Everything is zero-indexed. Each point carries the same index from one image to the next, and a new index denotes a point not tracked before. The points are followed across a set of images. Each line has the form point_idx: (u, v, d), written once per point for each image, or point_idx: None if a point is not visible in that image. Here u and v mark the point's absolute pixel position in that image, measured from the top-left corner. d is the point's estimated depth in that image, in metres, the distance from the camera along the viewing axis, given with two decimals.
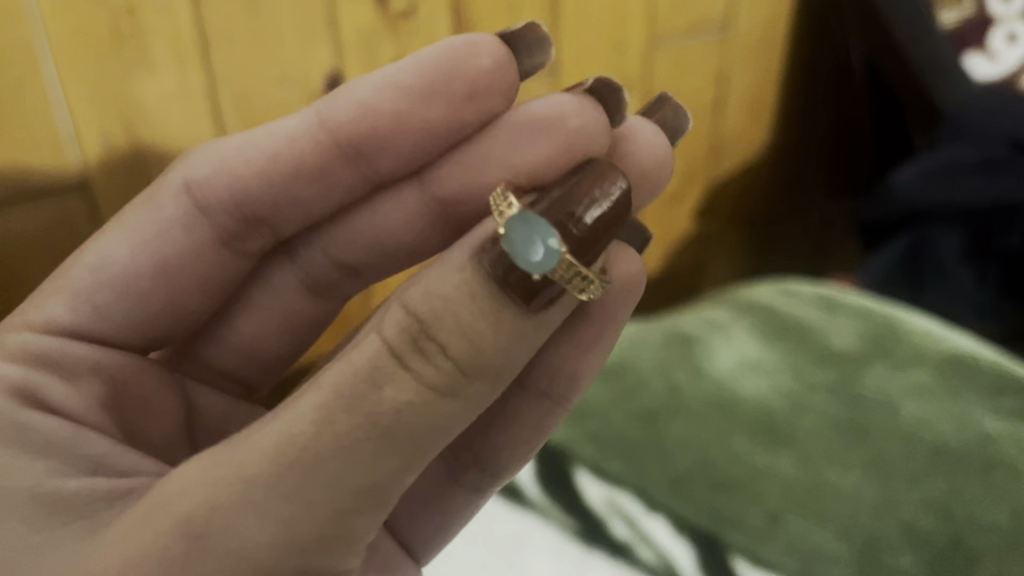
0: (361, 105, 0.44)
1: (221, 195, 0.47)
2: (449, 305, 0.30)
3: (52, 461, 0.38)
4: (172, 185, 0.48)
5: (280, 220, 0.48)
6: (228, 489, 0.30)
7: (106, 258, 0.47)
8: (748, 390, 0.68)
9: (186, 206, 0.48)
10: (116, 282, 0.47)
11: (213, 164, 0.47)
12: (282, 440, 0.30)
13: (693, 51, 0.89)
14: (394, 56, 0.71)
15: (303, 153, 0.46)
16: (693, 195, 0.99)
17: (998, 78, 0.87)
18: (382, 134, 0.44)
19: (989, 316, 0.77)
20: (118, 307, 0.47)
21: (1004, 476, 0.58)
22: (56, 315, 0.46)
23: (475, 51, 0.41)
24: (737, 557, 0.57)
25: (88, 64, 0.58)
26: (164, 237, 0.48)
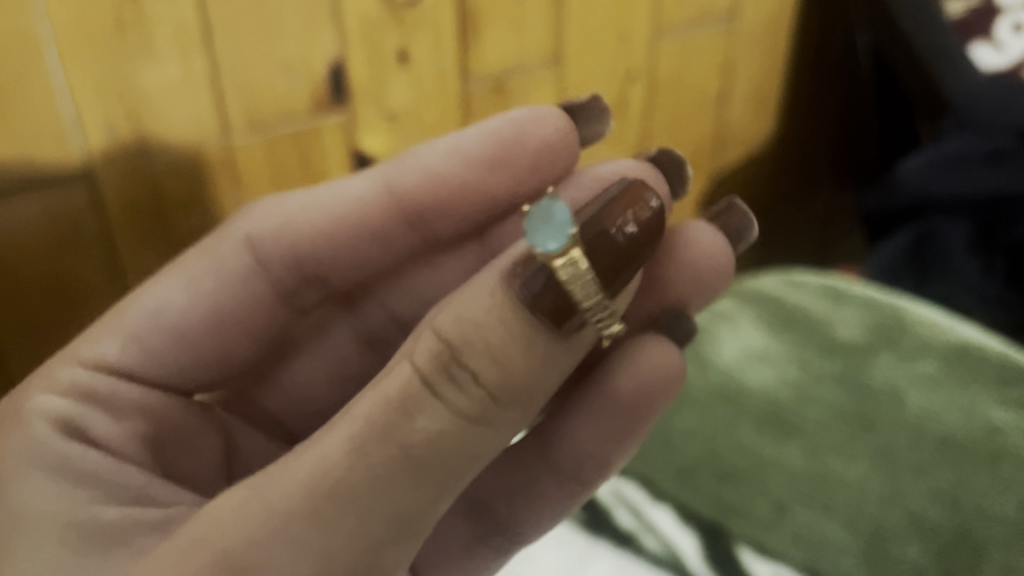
0: (429, 172, 0.49)
1: (283, 256, 0.49)
2: (483, 335, 0.30)
3: (93, 491, 0.38)
4: (234, 237, 0.49)
5: (334, 274, 0.51)
6: (264, 522, 0.30)
7: (165, 303, 0.47)
8: (754, 380, 0.68)
9: (247, 258, 0.49)
10: (172, 327, 0.47)
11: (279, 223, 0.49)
12: (315, 472, 0.30)
13: (698, 41, 0.89)
14: (399, 45, 0.70)
15: (366, 215, 0.50)
16: (698, 185, 0.99)
17: (1004, 68, 0.83)
18: (445, 200, 0.50)
19: (997, 308, 0.78)
20: (167, 351, 0.47)
21: (1011, 467, 0.58)
22: (103, 351, 0.45)
23: (542, 126, 0.47)
24: (741, 545, 0.57)
25: (92, 52, 0.58)
26: (223, 287, 0.48)
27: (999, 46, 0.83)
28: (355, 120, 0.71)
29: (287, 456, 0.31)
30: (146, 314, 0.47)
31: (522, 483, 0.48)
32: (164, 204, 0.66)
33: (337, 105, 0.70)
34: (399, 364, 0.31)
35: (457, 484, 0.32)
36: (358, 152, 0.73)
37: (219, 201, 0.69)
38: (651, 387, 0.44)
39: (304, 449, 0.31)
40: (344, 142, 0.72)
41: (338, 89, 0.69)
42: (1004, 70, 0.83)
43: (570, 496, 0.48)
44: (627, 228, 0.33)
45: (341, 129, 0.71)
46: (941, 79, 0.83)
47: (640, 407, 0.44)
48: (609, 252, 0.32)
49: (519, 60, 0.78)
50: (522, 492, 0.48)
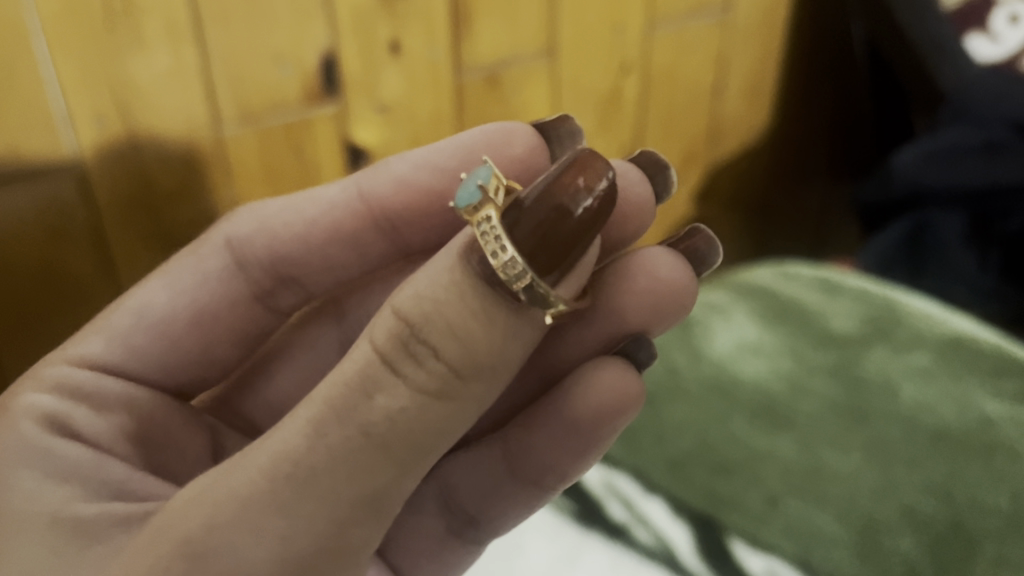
0: (398, 182, 0.47)
1: (262, 257, 0.49)
2: (437, 313, 0.30)
3: (75, 487, 0.38)
4: (214, 239, 0.49)
5: (311, 278, 0.50)
6: (227, 507, 0.30)
7: (147, 304, 0.47)
8: (747, 372, 0.68)
9: (226, 260, 0.49)
10: (156, 326, 0.47)
11: (254, 221, 0.49)
12: (275, 457, 0.30)
13: (693, 33, 0.88)
14: (391, 36, 0.69)
15: (339, 222, 0.48)
16: (693, 177, 0.98)
17: (1001, 59, 0.83)
18: (417, 210, 0.47)
19: (990, 299, 0.78)
20: (154, 350, 0.47)
21: (1005, 459, 0.58)
22: (87, 347, 0.46)
23: (510, 142, 0.44)
24: (734, 538, 0.57)
25: (81, 42, 0.57)
26: (201, 287, 0.48)
27: (995, 38, 0.84)
28: (346, 111, 0.71)
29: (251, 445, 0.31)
30: (123, 313, 0.47)
31: (486, 484, 0.47)
32: (155, 198, 0.66)
33: (329, 96, 0.69)
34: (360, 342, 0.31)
35: (422, 463, 0.31)
36: (350, 144, 0.73)
37: (210, 194, 0.68)
38: (605, 411, 0.41)
39: (267, 436, 0.31)
40: (335, 133, 0.72)
41: (330, 80, 0.69)
42: (998, 63, 0.83)
43: (539, 497, 0.47)
44: (577, 203, 0.31)
45: (333, 120, 0.71)
46: (936, 71, 0.83)
47: (596, 427, 0.42)
48: (548, 223, 0.31)
49: (512, 52, 0.77)
50: (486, 491, 0.47)
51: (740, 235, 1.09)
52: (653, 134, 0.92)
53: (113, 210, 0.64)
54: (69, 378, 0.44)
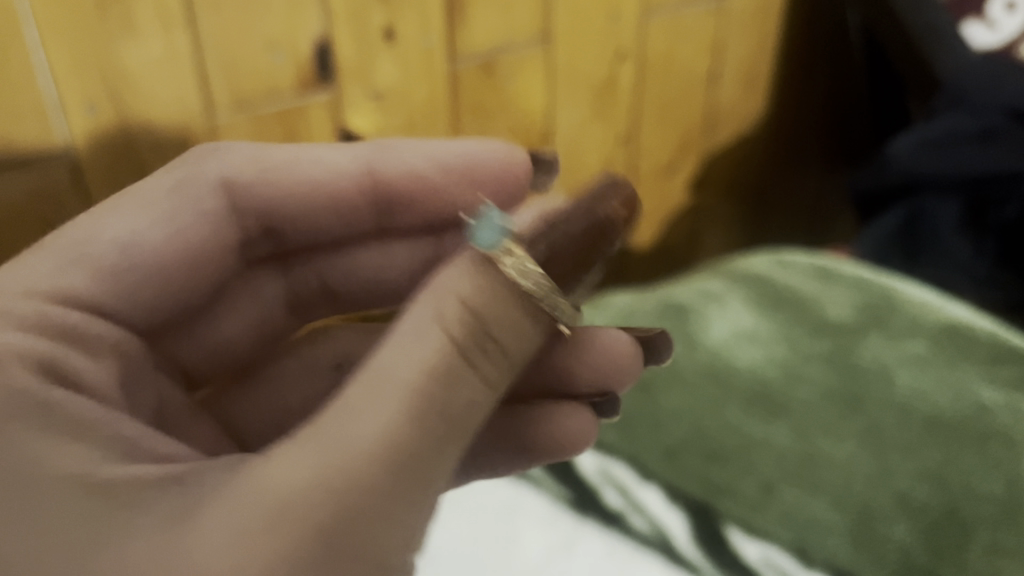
0: (409, 170, 0.51)
1: (256, 202, 0.49)
2: (490, 316, 0.33)
3: (82, 446, 0.32)
4: (210, 176, 0.47)
5: (297, 229, 0.52)
6: (349, 495, 0.29)
7: (138, 237, 0.43)
8: (742, 360, 0.68)
9: (222, 199, 0.47)
10: (149, 262, 0.44)
11: (229, 162, 0.48)
12: (388, 446, 0.30)
13: (688, 20, 0.88)
14: (385, 23, 0.69)
15: (340, 190, 0.50)
16: (688, 165, 0.99)
17: (997, 46, 0.84)
18: (415, 196, 0.52)
19: (988, 287, 0.78)
20: (146, 288, 0.44)
21: (999, 446, 0.58)
22: (74, 283, 0.41)
23: (512, 170, 0.51)
24: (730, 526, 0.57)
25: (70, 28, 0.57)
26: (194, 224, 0.46)
27: (991, 25, 0.85)
28: (341, 98, 0.70)
29: (316, 426, 0.30)
30: (92, 242, 0.42)
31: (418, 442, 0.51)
32: None
33: (322, 83, 0.69)
34: (428, 334, 0.32)
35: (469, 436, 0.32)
36: (345, 132, 0.72)
37: None
38: (576, 437, 0.49)
39: (337, 424, 0.30)
40: (329, 121, 0.71)
41: (323, 66, 0.68)
42: (996, 48, 0.84)
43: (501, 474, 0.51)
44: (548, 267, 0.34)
45: (327, 107, 0.70)
46: (932, 59, 0.83)
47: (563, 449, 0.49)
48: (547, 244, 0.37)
49: (506, 39, 0.77)
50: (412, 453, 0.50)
51: (735, 223, 1.08)
52: (648, 123, 0.91)
53: (105, 198, 0.64)
54: (40, 296, 0.39)
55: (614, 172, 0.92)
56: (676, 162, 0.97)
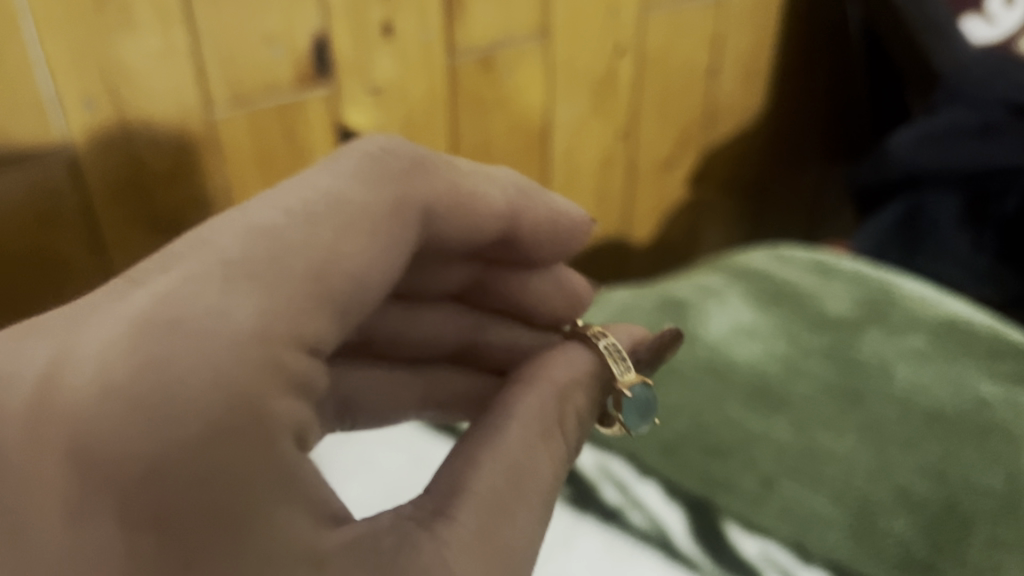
0: (549, 212, 0.46)
1: (395, 194, 0.38)
2: (588, 415, 0.41)
3: (298, 510, 0.29)
4: (351, 155, 0.39)
5: (432, 229, 0.41)
6: (516, 542, 0.33)
7: (314, 239, 0.34)
8: (742, 354, 0.68)
9: (354, 191, 0.37)
10: (323, 277, 0.34)
11: (365, 185, 0.38)
12: (528, 505, 0.34)
13: (687, 15, 0.88)
14: (383, 18, 0.69)
15: (488, 210, 0.43)
16: (687, 159, 0.99)
17: (996, 40, 0.84)
18: (538, 234, 0.47)
19: (986, 282, 0.77)
20: (300, 306, 0.33)
21: (999, 440, 0.58)
22: (304, 328, 0.32)
23: (579, 228, 0.48)
24: (729, 521, 0.57)
25: (67, 24, 0.57)
26: (351, 223, 0.36)
27: (990, 20, 0.84)
28: (340, 93, 0.70)
29: (485, 502, 0.33)
30: (293, 256, 0.33)
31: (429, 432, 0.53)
32: (147, 182, 0.65)
33: (320, 78, 0.69)
34: (552, 432, 0.38)
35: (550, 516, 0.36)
36: (343, 128, 0.72)
37: (203, 178, 0.68)
38: None
39: (503, 511, 0.33)
40: (327, 117, 0.71)
41: (322, 61, 0.68)
42: (995, 43, 0.84)
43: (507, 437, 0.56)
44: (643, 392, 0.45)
45: (325, 103, 0.70)
46: (931, 52, 0.82)
47: None
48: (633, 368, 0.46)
49: (505, 34, 0.77)
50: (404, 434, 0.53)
51: (733, 218, 1.08)
52: (647, 118, 0.91)
53: (103, 194, 0.64)
54: (270, 325, 0.31)
55: (614, 167, 0.92)
56: (676, 157, 0.97)
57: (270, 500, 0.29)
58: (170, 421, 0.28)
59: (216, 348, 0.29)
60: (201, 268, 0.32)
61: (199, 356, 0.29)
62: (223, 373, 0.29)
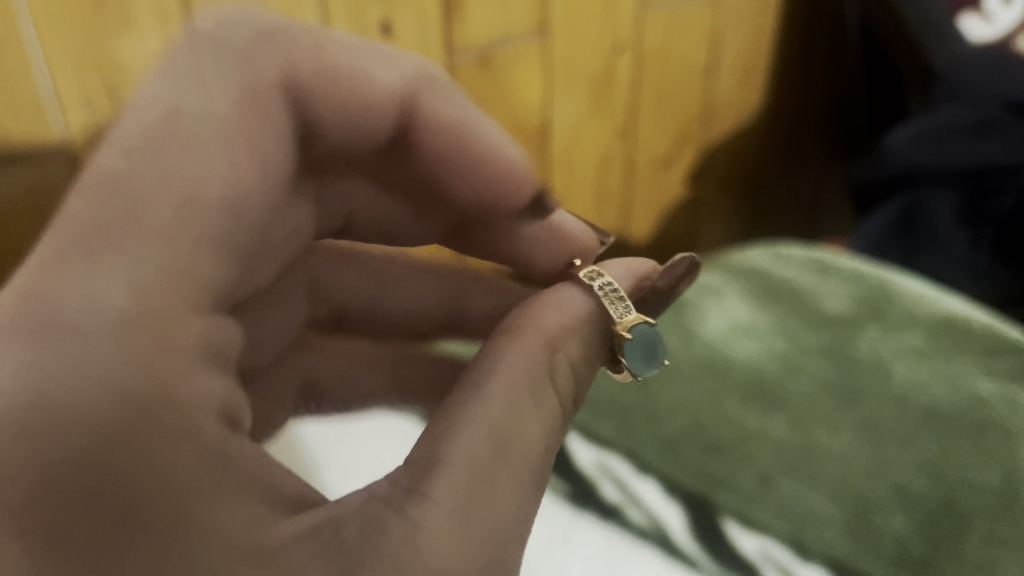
0: (459, 121, 0.45)
1: (274, 93, 0.37)
2: (583, 368, 0.39)
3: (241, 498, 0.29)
4: (211, 47, 0.36)
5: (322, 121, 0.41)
6: (495, 533, 0.32)
7: (202, 182, 0.32)
8: (740, 352, 0.68)
9: (230, 106, 0.34)
10: (218, 209, 0.33)
11: (201, 90, 0.34)
12: (510, 481, 0.33)
13: (685, 12, 0.88)
14: (382, 16, 0.69)
15: (386, 108, 0.43)
16: (685, 157, 0.99)
17: (994, 37, 0.84)
18: (450, 141, 0.46)
19: (983, 280, 0.79)
20: (202, 256, 0.32)
21: (996, 438, 0.58)
22: (203, 267, 0.32)
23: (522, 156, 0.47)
24: (728, 518, 0.57)
25: (67, 26, 0.57)
26: (232, 145, 0.34)
27: (988, 18, 0.84)
28: None
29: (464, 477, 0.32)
30: (157, 193, 0.31)
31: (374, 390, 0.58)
32: None
33: None
34: (541, 387, 0.36)
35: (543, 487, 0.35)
36: None
37: None
38: None
39: (484, 485, 0.32)
40: None
41: None
42: (993, 41, 0.84)
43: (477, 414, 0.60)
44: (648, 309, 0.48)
45: None
46: (929, 49, 0.82)
47: None
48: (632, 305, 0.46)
49: (504, 32, 0.77)
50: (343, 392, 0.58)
51: (732, 216, 1.09)
52: (645, 116, 0.91)
53: None
54: (150, 301, 0.29)
55: (612, 164, 0.92)
56: (675, 155, 0.97)
57: (196, 491, 0.28)
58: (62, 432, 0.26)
59: (94, 361, 0.27)
60: (66, 245, 0.29)
61: (83, 360, 0.27)
62: (110, 381, 0.27)
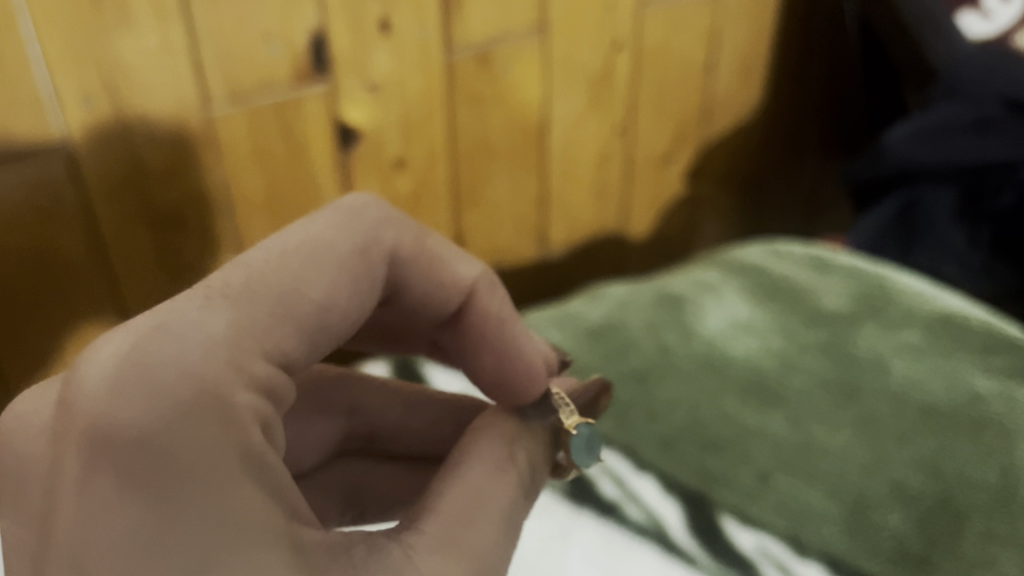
0: (500, 317, 0.45)
1: (382, 251, 0.39)
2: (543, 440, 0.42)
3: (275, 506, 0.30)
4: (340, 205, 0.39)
5: (412, 281, 0.42)
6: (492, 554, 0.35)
7: (299, 290, 0.35)
8: (738, 349, 0.68)
9: (342, 244, 0.37)
10: (305, 321, 0.35)
11: (339, 226, 0.38)
12: (503, 516, 0.36)
13: (684, 10, 0.88)
14: (381, 15, 0.69)
15: (441, 280, 0.43)
16: (684, 155, 0.99)
17: (992, 36, 0.83)
18: (480, 340, 0.45)
19: (981, 277, 0.78)
20: (286, 334, 0.34)
21: (993, 434, 0.58)
22: (283, 345, 0.34)
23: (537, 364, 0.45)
24: (725, 515, 0.57)
25: (65, 23, 0.57)
26: (337, 273, 0.36)
27: (987, 15, 0.84)
28: (337, 90, 0.71)
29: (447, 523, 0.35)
30: (263, 280, 0.34)
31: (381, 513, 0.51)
32: (146, 180, 0.66)
33: (319, 75, 0.69)
34: (516, 448, 0.40)
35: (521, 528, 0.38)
36: (341, 125, 0.73)
37: (202, 176, 0.68)
38: None
39: (467, 520, 0.35)
40: (326, 114, 0.71)
41: (320, 58, 0.69)
42: (992, 38, 0.84)
43: None
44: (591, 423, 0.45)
45: (324, 100, 0.71)
46: (927, 47, 0.82)
47: None
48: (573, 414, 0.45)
49: (503, 31, 0.77)
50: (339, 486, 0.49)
51: (730, 214, 1.09)
52: (643, 115, 0.92)
53: (102, 193, 0.64)
54: (240, 336, 0.33)
55: (610, 163, 0.92)
56: (673, 153, 0.97)
57: (235, 478, 0.29)
58: (140, 399, 0.29)
59: (189, 362, 0.31)
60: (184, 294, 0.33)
61: (176, 361, 0.30)
62: (197, 378, 0.30)
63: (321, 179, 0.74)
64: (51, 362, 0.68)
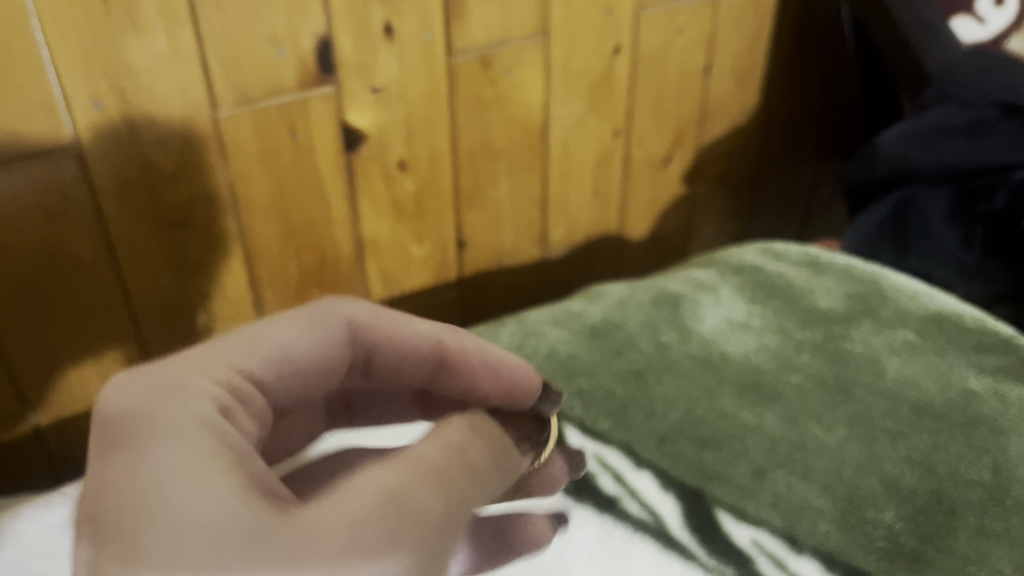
0: (472, 350, 0.53)
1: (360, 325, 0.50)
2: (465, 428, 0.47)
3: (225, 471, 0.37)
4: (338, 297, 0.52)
5: (386, 354, 0.52)
6: (397, 520, 0.37)
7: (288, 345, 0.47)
8: (735, 348, 0.69)
9: (327, 318, 0.49)
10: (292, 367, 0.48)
11: (309, 312, 0.49)
12: (421, 489, 0.39)
13: (684, 14, 0.89)
14: (385, 20, 0.70)
15: (416, 349, 0.52)
16: (682, 158, 1.00)
17: (987, 39, 0.85)
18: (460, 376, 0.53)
19: (975, 278, 0.80)
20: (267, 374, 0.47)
21: (986, 433, 0.59)
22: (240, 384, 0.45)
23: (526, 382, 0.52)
24: (722, 511, 0.59)
25: (75, 27, 0.59)
26: (318, 337, 0.49)
27: (982, 20, 0.86)
28: (342, 93, 0.72)
29: (370, 504, 0.37)
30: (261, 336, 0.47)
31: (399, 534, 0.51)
32: (153, 180, 0.67)
33: (324, 78, 0.70)
34: (454, 443, 0.43)
35: (450, 497, 0.40)
36: (344, 127, 0.74)
37: (208, 177, 0.70)
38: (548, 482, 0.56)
39: (387, 492, 0.38)
40: (330, 116, 0.73)
41: (325, 61, 0.70)
42: (986, 42, 0.85)
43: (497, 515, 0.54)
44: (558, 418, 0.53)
45: (328, 102, 0.72)
46: (924, 53, 0.84)
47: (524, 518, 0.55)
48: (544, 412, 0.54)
49: (505, 35, 0.78)
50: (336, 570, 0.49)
51: (728, 214, 1.10)
52: (642, 117, 0.93)
53: (111, 193, 0.66)
54: (217, 369, 0.44)
55: (610, 165, 0.94)
56: (671, 155, 0.99)
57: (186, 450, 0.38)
58: (134, 413, 0.39)
59: (148, 395, 0.40)
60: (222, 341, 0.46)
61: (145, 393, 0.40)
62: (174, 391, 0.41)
63: (327, 181, 0.76)
64: (59, 356, 0.70)
